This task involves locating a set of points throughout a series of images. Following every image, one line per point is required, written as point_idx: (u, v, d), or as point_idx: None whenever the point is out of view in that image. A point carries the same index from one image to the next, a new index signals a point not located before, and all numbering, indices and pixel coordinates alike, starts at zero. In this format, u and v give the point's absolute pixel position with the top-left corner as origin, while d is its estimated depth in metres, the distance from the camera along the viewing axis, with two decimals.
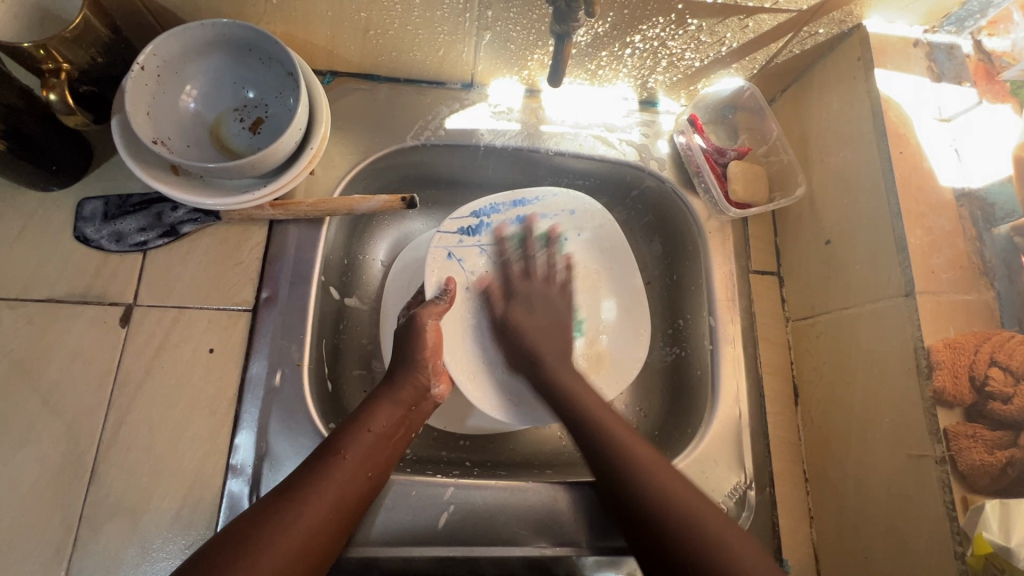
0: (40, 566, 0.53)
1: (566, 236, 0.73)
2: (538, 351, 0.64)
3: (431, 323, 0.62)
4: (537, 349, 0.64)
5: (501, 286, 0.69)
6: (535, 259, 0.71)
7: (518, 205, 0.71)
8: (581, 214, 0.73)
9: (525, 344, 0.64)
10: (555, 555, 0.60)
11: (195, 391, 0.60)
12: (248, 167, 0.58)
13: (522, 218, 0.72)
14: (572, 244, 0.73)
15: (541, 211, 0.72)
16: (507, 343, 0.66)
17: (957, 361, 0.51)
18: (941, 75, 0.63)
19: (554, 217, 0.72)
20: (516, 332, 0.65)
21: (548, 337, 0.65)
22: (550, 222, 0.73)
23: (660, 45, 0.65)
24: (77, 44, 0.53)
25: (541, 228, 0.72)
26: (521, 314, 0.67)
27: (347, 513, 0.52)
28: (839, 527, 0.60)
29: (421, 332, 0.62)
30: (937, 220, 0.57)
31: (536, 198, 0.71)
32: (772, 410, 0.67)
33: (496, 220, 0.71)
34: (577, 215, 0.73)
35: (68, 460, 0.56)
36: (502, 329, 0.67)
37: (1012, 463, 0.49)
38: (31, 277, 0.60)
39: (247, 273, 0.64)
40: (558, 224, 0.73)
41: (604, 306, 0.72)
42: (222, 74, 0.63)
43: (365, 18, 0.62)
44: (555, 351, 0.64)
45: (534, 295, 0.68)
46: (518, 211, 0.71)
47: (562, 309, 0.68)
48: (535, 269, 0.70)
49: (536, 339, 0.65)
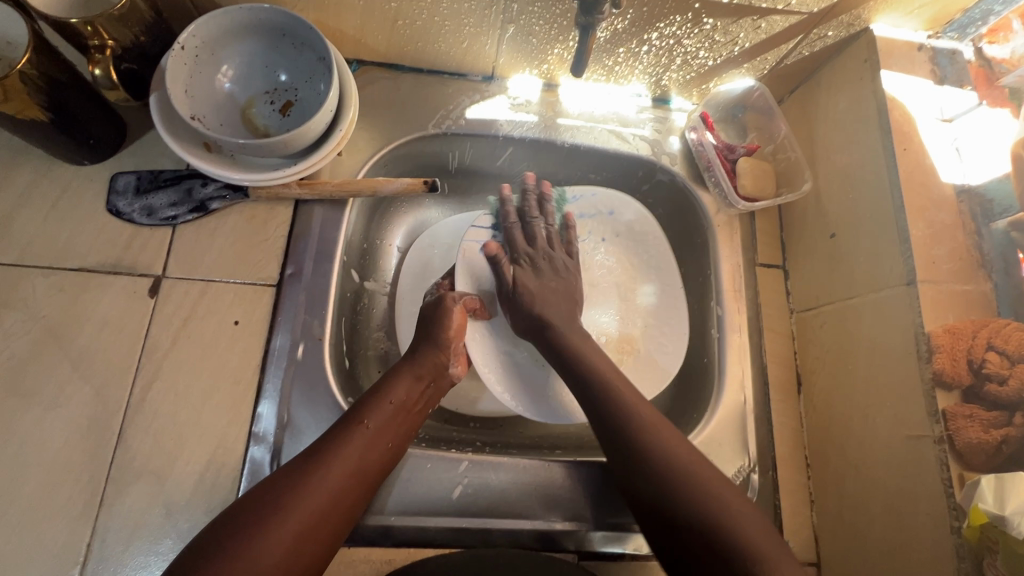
0: (67, 524, 0.55)
1: (604, 237, 0.77)
2: (549, 318, 0.65)
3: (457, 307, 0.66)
4: (546, 317, 0.65)
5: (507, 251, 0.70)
6: (530, 220, 0.72)
7: (555, 204, 0.76)
8: (619, 212, 0.77)
9: (536, 314, 0.65)
10: (565, 529, 0.62)
11: (219, 362, 0.62)
12: (280, 145, 0.60)
13: (556, 217, 0.76)
14: (607, 245, 0.77)
15: (577, 211, 0.77)
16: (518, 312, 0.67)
17: (956, 344, 0.54)
18: (943, 78, 0.67)
19: (588, 217, 0.77)
20: (534, 300, 0.66)
21: (556, 301, 0.67)
22: (586, 222, 0.77)
23: (676, 44, 0.68)
24: (122, 22, 0.55)
25: (578, 227, 0.77)
26: (532, 280, 0.68)
27: (368, 480, 0.54)
28: (839, 509, 0.62)
29: (448, 312, 0.65)
30: (938, 214, 0.60)
31: (573, 198, 0.76)
32: (776, 397, 0.69)
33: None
34: (614, 215, 0.77)
35: (97, 422, 0.58)
36: (511, 296, 0.67)
37: (1007, 441, 0.51)
38: (64, 248, 0.62)
39: (272, 251, 0.66)
40: (592, 225, 0.77)
41: (643, 290, 0.75)
42: (256, 58, 0.65)
43: (395, 8, 0.64)
44: (564, 316, 0.66)
45: (541, 259, 0.69)
46: (553, 211, 0.76)
47: (572, 272, 0.70)
48: (540, 256, 0.69)
49: (545, 304, 0.66)
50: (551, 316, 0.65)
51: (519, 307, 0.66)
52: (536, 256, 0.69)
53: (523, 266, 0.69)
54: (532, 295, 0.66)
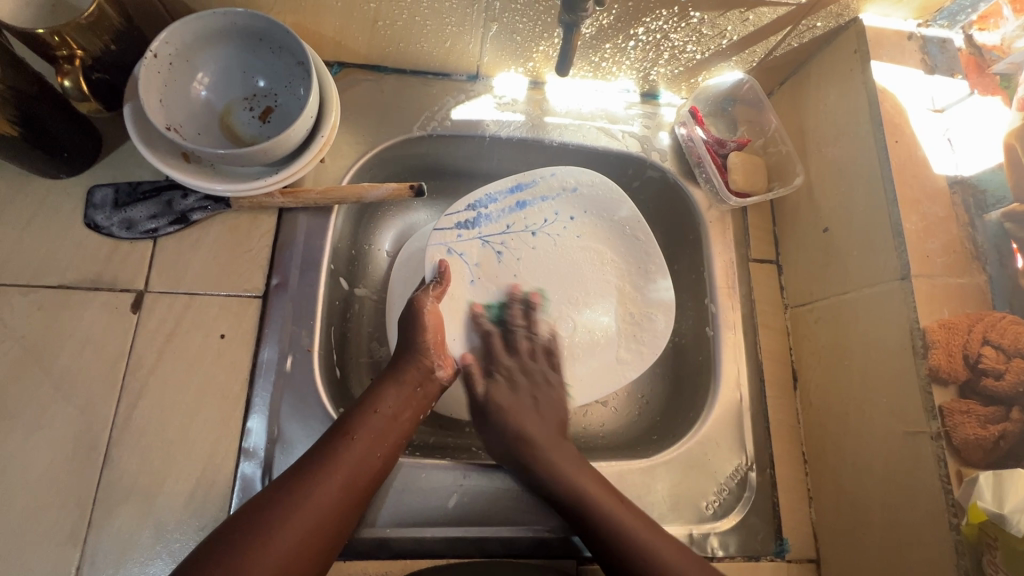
0: (55, 548, 0.54)
1: (572, 215, 0.72)
2: (526, 434, 0.61)
3: (431, 304, 0.63)
4: (523, 433, 0.62)
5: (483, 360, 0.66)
6: (515, 328, 0.67)
7: (516, 191, 0.71)
8: (584, 189, 0.72)
9: (513, 430, 0.62)
10: (561, 534, 0.62)
11: (206, 377, 0.60)
12: (260, 154, 0.59)
13: (521, 204, 0.71)
14: (577, 223, 0.72)
15: (539, 194, 0.71)
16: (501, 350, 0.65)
17: (952, 340, 0.53)
18: (934, 67, 0.66)
19: (554, 198, 0.72)
20: (508, 418, 0.63)
21: (539, 421, 0.63)
22: (551, 204, 0.72)
23: (663, 38, 0.67)
24: (92, 31, 0.54)
25: (543, 211, 0.71)
26: (504, 393, 0.64)
27: (357, 494, 0.53)
28: (838, 506, 0.62)
29: (420, 316, 0.62)
30: (931, 206, 0.59)
31: (532, 181, 0.71)
32: (772, 394, 0.69)
33: (488, 209, 0.70)
34: (581, 191, 0.72)
35: (83, 443, 0.57)
36: (485, 414, 0.64)
37: (1004, 436, 0.51)
38: (42, 265, 0.61)
39: (257, 261, 0.65)
40: (559, 206, 0.72)
41: (660, 285, 0.70)
42: (233, 64, 0.64)
43: (374, 9, 0.62)
44: (545, 437, 0.62)
45: (521, 372, 0.65)
46: (515, 198, 0.71)
47: (558, 390, 0.65)
48: (518, 368, 0.65)
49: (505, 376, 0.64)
50: (526, 430, 0.62)
51: (494, 422, 0.63)
52: (515, 369, 0.65)
53: (498, 381, 0.65)
54: (507, 414, 0.63)
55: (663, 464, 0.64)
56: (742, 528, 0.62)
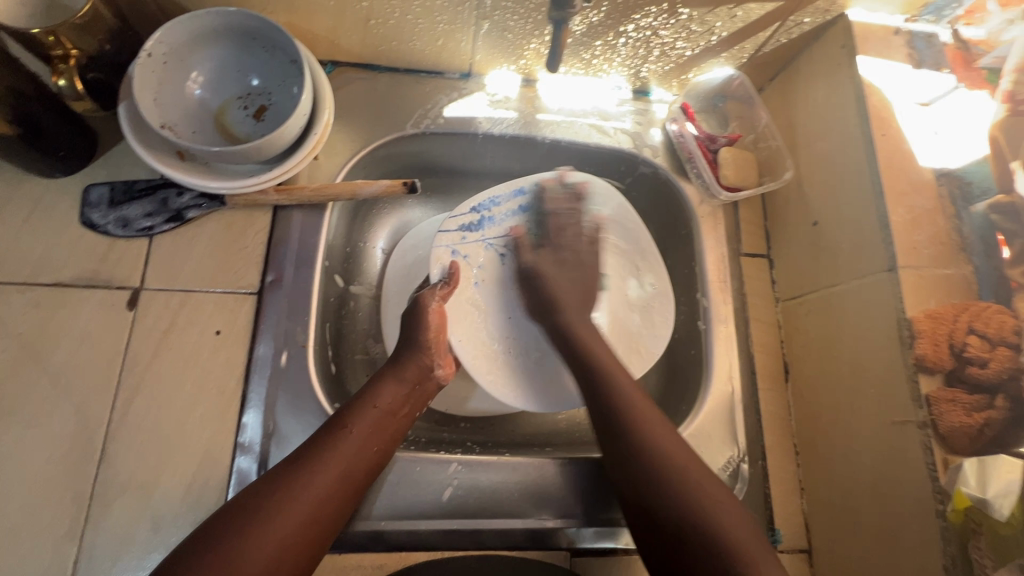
0: (52, 542, 0.54)
1: None
2: (555, 298, 0.65)
3: (435, 304, 0.64)
4: (553, 295, 0.65)
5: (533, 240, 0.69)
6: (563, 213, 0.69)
7: (520, 195, 0.71)
8: (584, 192, 0.72)
9: (544, 294, 0.65)
10: (555, 525, 0.62)
11: (202, 373, 0.61)
12: (254, 151, 0.59)
13: (525, 207, 0.71)
14: None
15: None
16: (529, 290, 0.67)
17: (937, 329, 0.54)
18: (921, 62, 0.66)
19: None
20: (544, 284, 0.66)
21: (568, 288, 0.66)
22: None
23: (652, 34, 0.68)
24: (86, 32, 0.54)
25: None
26: (551, 266, 0.67)
27: (353, 487, 0.54)
28: (829, 496, 0.62)
29: (424, 314, 0.63)
30: (918, 199, 0.60)
31: (536, 185, 0.71)
32: (763, 387, 0.69)
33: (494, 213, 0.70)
34: (580, 195, 0.72)
35: (80, 438, 0.57)
36: (527, 277, 0.67)
37: (989, 424, 0.51)
38: (38, 263, 0.61)
39: (252, 258, 0.66)
40: None
41: (632, 282, 0.72)
42: (227, 63, 0.64)
43: (366, 8, 0.63)
44: (568, 304, 0.64)
45: (568, 254, 0.68)
46: (519, 202, 0.71)
47: (594, 265, 0.68)
48: (565, 249, 0.68)
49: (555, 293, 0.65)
50: (560, 315, 0.63)
51: (533, 286, 0.66)
52: (558, 246, 0.68)
53: (546, 254, 0.68)
54: (549, 280, 0.66)
55: None
56: None
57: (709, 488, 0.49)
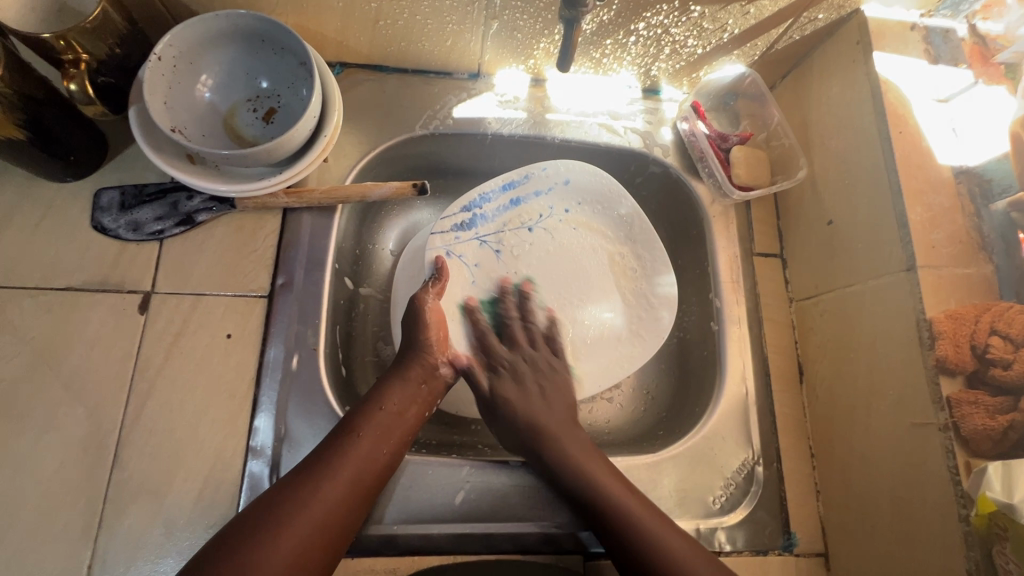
0: (66, 547, 0.54)
1: (567, 207, 0.73)
2: (539, 422, 0.62)
3: (431, 302, 0.63)
4: (534, 420, 0.62)
5: (482, 361, 0.65)
6: (511, 317, 0.68)
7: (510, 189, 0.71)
8: (575, 180, 0.72)
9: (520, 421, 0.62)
10: (568, 529, 0.61)
11: (213, 376, 0.61)
12: (264, 154, 0.59)
13: (515, 201, 0.71)
14: (572, 215, 0.73)
15: (533, 189, 0.72)
16: (500, 426, 0.63)
17: (959, 330, 0.53)
18: (938, 57, 0.65)
19: (547, 193, 0.72)
20: (515, 409, 0.63)
21: (547, 407, 0.63)
22: (545, 198, 0.72)
23: (664, 33, 0.67)
24: (96, 36, 0.54)
25: (538, 205, 0.72)
26: (511, 387, 0.64)
27: (363, 490, 0.53)
28: (846, 499, 0.61)
29: (421, 312, 0.62)
30: (936, 197, 0.59)
31: (525, 177, 0.71)
32: (778, 388, 0.68)
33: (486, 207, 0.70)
34: (573, 183, 0.72)
35: (93, 443, 0.57)
36: (490, 407, 0.64)
37: (1013, 427, 0.50)
38: (51, 267, 0.61)
39: (262, 261, 0.65)
40: (553, 199, 0.72)
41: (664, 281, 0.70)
42: (236, 65, 0.64)
43: (375, 9, 0.63)
44: (555, 421, 0.62)
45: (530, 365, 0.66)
46: (509, 196, 0.71)
47: (560, 370, 0.66)
48: (522, 360, 0.65)
49: (532, 415, 0.62)
50: (540, 422, 0.62)
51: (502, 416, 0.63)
52: (517, 361, 0.65)
53: (503, 377, 0.64)
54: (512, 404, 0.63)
55: (670, 458, 0.64)
56: (750, 522, 0.62)
57: (663, 537, 0.54)
